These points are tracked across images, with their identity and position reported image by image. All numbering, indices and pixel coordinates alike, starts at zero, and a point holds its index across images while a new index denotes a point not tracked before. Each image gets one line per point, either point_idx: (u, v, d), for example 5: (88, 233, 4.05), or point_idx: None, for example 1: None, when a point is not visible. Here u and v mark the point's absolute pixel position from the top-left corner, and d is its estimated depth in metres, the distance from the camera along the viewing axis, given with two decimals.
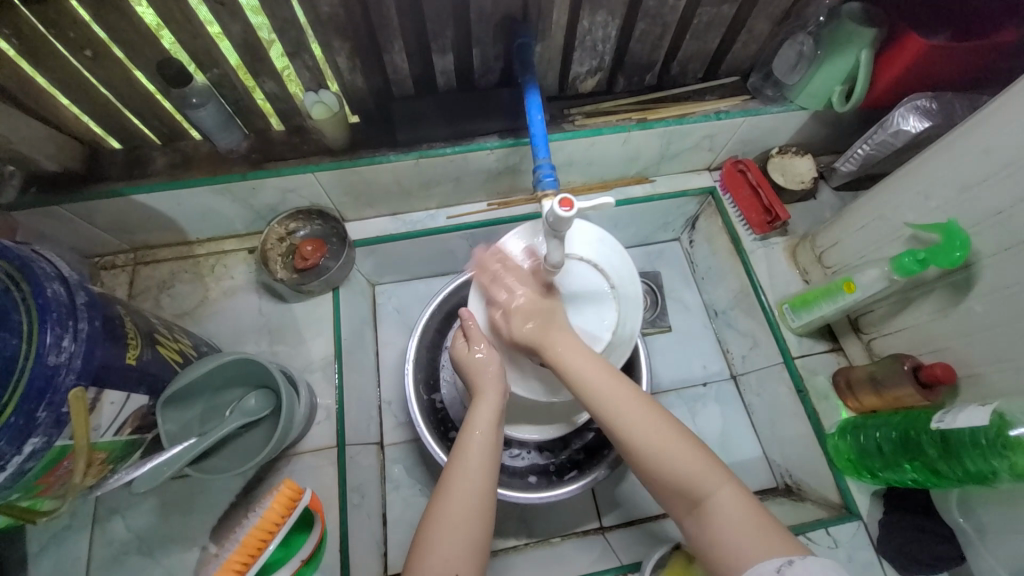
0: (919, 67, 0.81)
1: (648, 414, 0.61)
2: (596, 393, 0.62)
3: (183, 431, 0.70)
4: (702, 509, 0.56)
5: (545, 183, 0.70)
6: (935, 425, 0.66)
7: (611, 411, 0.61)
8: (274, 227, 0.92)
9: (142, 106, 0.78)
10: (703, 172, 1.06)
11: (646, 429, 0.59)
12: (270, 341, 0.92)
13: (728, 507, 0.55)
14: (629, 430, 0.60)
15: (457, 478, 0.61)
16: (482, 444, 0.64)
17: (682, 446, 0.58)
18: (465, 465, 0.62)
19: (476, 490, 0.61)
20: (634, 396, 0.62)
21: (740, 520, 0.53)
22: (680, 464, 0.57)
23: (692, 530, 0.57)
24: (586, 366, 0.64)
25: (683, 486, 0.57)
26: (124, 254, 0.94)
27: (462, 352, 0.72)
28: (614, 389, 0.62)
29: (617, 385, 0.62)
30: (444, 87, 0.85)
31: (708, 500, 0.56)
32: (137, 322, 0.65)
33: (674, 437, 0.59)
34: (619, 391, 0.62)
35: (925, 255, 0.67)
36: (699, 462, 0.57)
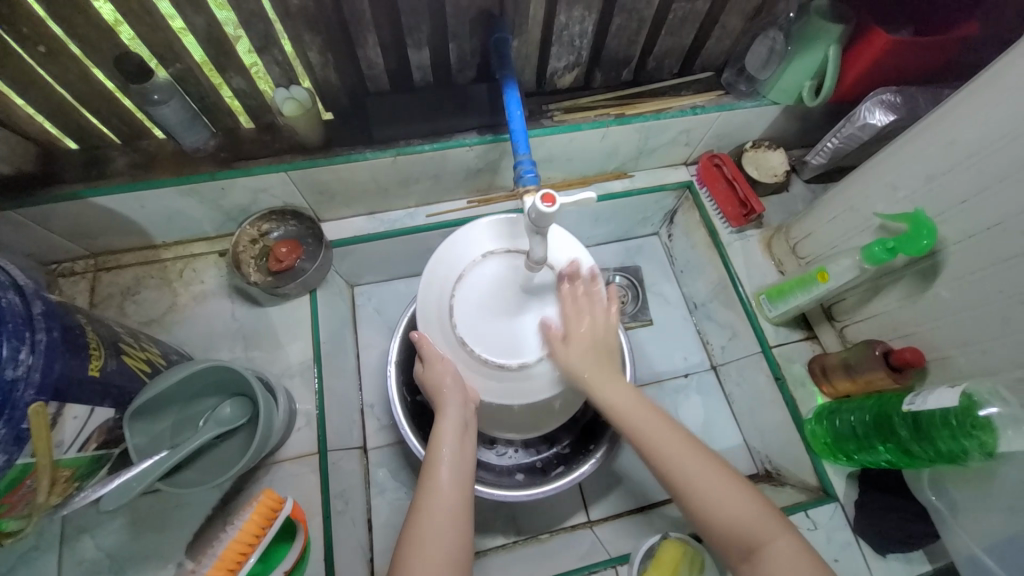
0: (884, 62, 0.84)
1: (704, 463, 0.61)
2: (652, 441, 0.63)
3: (152, 445, 0.67)
4: (757, 558, 0.56)
5: (526, 178, 0.69)
6: (906, 407, 0.69)
7: (663, 457, 0.62)
8: (246, 229, 0.89)
9: (99, 104, 0.73)
10: (680, 167, 1.07)
11: (706, 477, 0.60)
12: (244, 346, 0.89)
13: (787, 556, 0.55)
14: (684, 478, 0.60)
15: (433, 499, 0.61)
16: (455, 454, 0.65)
17: (738, 494, 0.59)
18: (437, 484, 0.63)
19: (449, 501, 0.62)
20: (694, 445, 0.63)
21: (798, 572, 0.53)
22: (734, 512, 0.58)
23: None
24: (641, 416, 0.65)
25: (739, 531, 0.57)
26: (83, 260, 0.89)
27: (420, 373, 0.70)
28: (672, 436, 0.63)
29: (674, 435, 0.63)
30: (421, 82, 0.84)
31: (765, 548, 0.56)
32: (100, 331, 0.61)
33: (730, 484, 0.60)
34: (675, 439, 0.63)
35: (894, 244, 0.69)
36: (754, 508, 0.58)
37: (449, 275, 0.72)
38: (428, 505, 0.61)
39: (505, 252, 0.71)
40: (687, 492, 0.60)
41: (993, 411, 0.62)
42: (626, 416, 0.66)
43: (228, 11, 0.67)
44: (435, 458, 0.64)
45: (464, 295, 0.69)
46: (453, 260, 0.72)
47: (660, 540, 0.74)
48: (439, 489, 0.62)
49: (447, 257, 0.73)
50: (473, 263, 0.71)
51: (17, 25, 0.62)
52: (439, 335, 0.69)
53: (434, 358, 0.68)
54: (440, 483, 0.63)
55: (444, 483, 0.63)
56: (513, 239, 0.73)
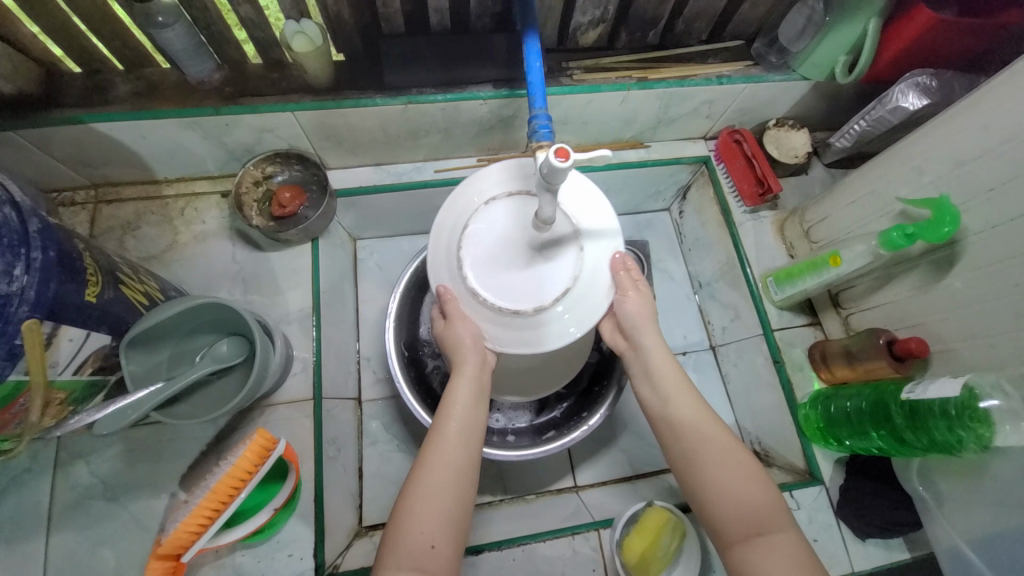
0: (924, 40, 0.79)
1: (725, 445, 0.62)
2: (674, 414, 0.65)
3: (149, 374, 0.68)
4: (756, 542, 0.56)
5: (540, 134, 0.66)
6: (905, 395, 0.69)
7: (682, 434, 0.64)
8: (249, 170, 0.87)
9: (102, 24, 0.70)
10: (698, 141, 1.04)
11: (721, 458, 0.61)
12: (244, 290, 0.88)
13: (787, 546, 0.55)
14: (708, 462, 0.61)
15: (437, 454, 0.61)
16: (468, 413, 0.65)
17: (755, 481, 0.60)
18: (443, 443, 0.62)
19: (457, 462, 0.61)
20: (718, 424, 0.64)
21: (791, 564, 0.54)
22: (742, 494, 0.59)
23: (734, 557, 0.57)
24: (674, 391, 0.66)
25: (749, 515, 0.58)
26: (84, 191, 0.88)
27: (441, 333, 0.67)
28: (696, 413, 0.64)
29: (699, 413, 0.64)
30: (438, 27, 0.80)
31: (769, 535, 0.56)
32: (98, 258, 0.60)
33: (746, 470, 0.60)
34: (695, 414, 0.64)
35: (914, 229, 0.67)
36: (761, 492, 0.59)
37: (452, 224, 0.65)
38: (435, 464, 0.60)
39: (507, 197, 0.64)
40: (696, 470, 0.62)
41: (994, 403, 0.61)
42: (662, 381, 0.67)
43: None
44: (444, 416, 0.64)
45: (468, 242, 0.63)
46: (457, 211, 0.65)
47: (646, 506, 0.76)
48: (448, 446, 0.62)
49: (452, 209, 0.65)
50: (478, 209, 0.64)
51: None
52: (452, 287, 0.63)
53: (455, 315, 0.64)
54: (449, 439, 0.62)
55: (454, 440, 0.62)
56: (522, 181, 0.65)
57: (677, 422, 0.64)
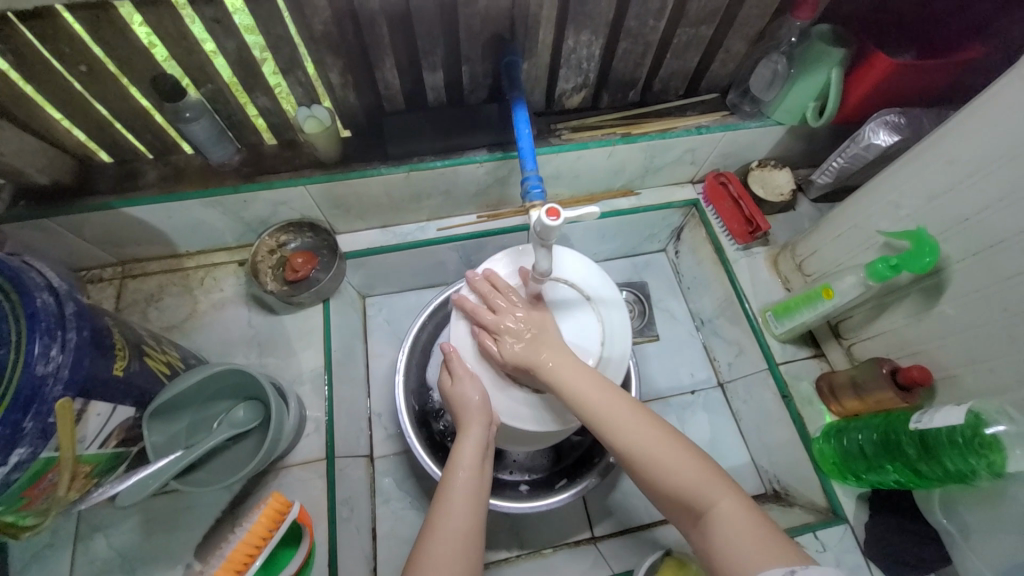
0: (886, 83, 0.85)
1: (628, 412, 0.63)
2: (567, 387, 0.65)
3: (169, 444, 0.70)
4: (705, 520, 0.55)
5: (532, 194, 0.71)
6: (913, 425, 0.68)
7: (593, 410, 0.64)
8: (265, 240, 0.93)
9: (135, 121, 0.78)
10: (686, 185, 1.09)
11: (626, 426, 0.62)
12: (259, 353, 0.92)
13: (730, 518, 0.54)
14: (630, 444, 0.61)
15: (439, 517, 0.62)
16: (470, 470, 0.66)
17: (681, 454, 0.60)
18: (447, 504, 0.63)
19: (463, 525, 0.62)
20: (612, 393, 0.65)
21: (739, 531, 0.52)
22: (672, 472, 0.58)
23: (696, 542, 0.56)
24: (567, 367, 0.67)
25: (685, 493, 0.57)
26: (111, 268, 0.94)
27: (448, 388, 0.73)
28: (598, 387, 0.65)
29: (600, 385, 0.65)
30: (434, 102, 0.87)
31: (711, 510, 0.55)
32: (125, 333, 0.64)
33: (659, 438, 0.61)
34: (597, 390, 0.65)
35: (897, 261, 0.69)
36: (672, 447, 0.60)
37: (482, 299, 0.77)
38: (439, 528, 0.61)
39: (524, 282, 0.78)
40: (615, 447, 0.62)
41: (1000, 428, 0.61)
42: (562, 372, 0.66)
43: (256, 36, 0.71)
44: (452, 475, 0.66)
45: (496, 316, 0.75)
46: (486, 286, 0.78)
47: (664, 556, 0.74)
48: (454, 507, 0.63)
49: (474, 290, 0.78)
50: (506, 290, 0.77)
51: (62, 47, 0.66)
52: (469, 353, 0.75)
53: (463, 374, 0.72)
54: (453, 498, 0.64)
55: (459, 501, 0.64)
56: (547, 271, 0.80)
57: (589, 412, 0.64)
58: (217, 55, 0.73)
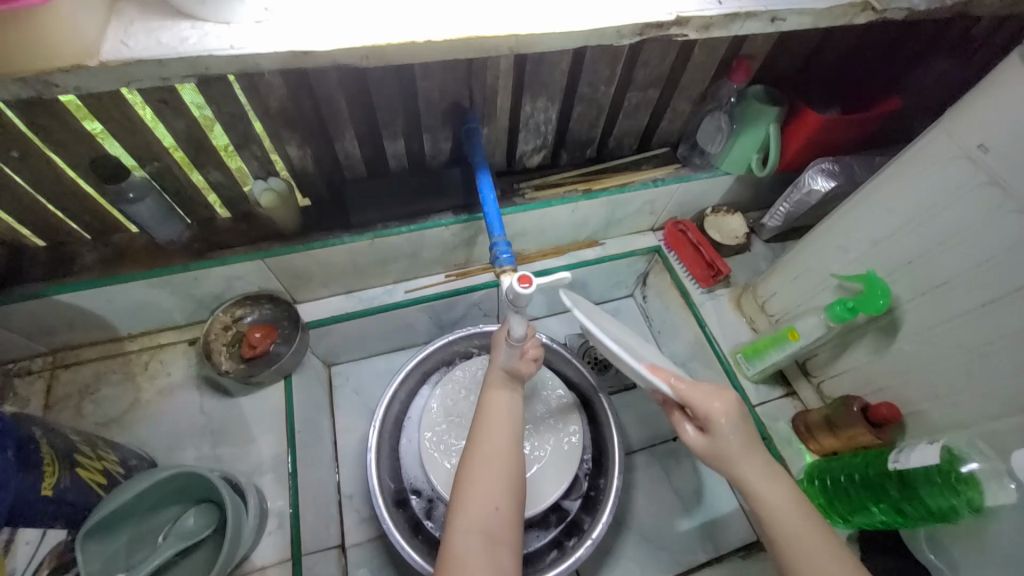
0: (819, 136, 0.92)
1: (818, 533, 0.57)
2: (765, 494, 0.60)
3: (106, 568, 0.61)
4: None
5: (502, 260, 0.70)
6: (892, 465, 0.69)
7: (768, 520, 0.59)
8: (218, 316, 0.87)
9: (73, 203, 0.73)
10: (647, 233, 1.12)
11: (824, 559, 0.55)
12: (213, 442, 0.84)
13: None
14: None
15: (480, 446, 0.63)
16: (512, 400, 0.69)
17: None
18: (488, 436, 0.64)
19: (501, 450, 0.63)
20: (815, 515, 0.59)
21: None
22: None
23: None
24: (761, 475, 0.61)
25: None
26: (40, 358, 0.85)
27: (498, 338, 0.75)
28: (789, 506, 0.59)
29: (796, 505, 0.59)
30: (396, 168, 0.87)
31: None
32: (55, 443, 0.57)
33: (824, 539, 0.57)
34: (783, 502, 0.59)
35: (853, 302, 0.73)
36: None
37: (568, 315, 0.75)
38: (477, 459, 0.62)
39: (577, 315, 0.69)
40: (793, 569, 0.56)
41: (974, 466, 0.63)
42: (755, 476, 0.61)
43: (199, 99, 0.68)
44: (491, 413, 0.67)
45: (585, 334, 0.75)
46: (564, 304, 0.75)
47: None
48: (495, 436, 0.64)
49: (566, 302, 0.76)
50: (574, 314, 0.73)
51: None
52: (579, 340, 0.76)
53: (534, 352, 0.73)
54: (492, 441, 0.63)
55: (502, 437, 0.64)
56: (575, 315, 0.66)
57: (773, 523, 0.58)
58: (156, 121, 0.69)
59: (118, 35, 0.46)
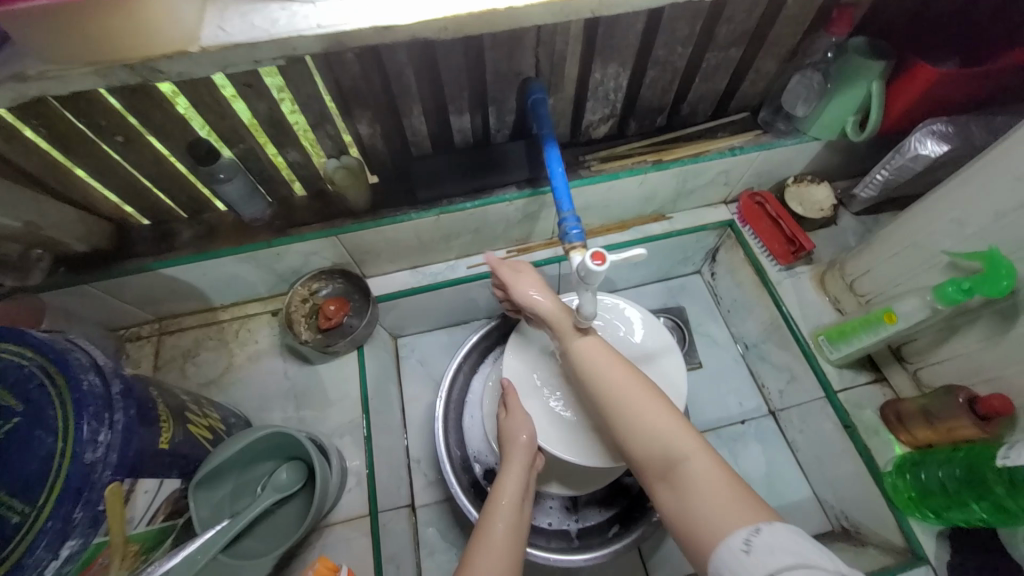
0: (931, 93, 0.80)
1: (654, 411, 0.59)
2: (602, 385, 0.63)
3: (216, 513, 0.68)
4: (678, 479, 0.54)
5: (571, 236, 0.69)
6: (1000, 462, 0.61)
7: (593, 377, 0.65)
8: (297, 289, 0.92)
9: (170, 184, 0.79)
10: (720, 206, 1.05)
11: (645, 409, 0.60)
12: (296, 405, 0.91)
13: (703, 479, 0.52)
14: (631, 416, 0.60)
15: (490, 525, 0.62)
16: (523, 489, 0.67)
17: (672, 426, 0.57)
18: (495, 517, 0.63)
19: (505, 534, 0.61)
20: (627, 364, 0.65)
21: (714, 492, 0.50)
22: (660, 438, 0.57)
23: (667, 504, 0.54)
24: (589, 348, 0.67)
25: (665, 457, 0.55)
26: (148, 325, 0.94)
27: (503, 422, 0.76)
28: (613, 364, 0.65)
29: (620, 364, 0.65)
30: (461, 143, 0.86)
31: (688, 472, 0.53)
32: (169, 402, 0.63)
33: (642, 390, 0.61)
34: (608, 361, 0.65)
35: (970, 284, 0.65)
36: (700, 446, 0.55)
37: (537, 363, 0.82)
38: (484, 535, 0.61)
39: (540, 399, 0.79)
40: (620, 417, 0.60)
41: None
42: (587, 350, 0.67)
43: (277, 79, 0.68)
44: (493, 516, 0.63)
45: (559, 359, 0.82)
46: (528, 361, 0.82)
47: None
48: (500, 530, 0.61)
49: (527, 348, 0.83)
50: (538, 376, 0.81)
51: (99, 121, 0.66)
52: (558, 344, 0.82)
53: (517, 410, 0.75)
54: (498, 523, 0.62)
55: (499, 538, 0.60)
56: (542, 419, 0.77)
57: (595, 380, 0.64)
58: (235, 96, 0.70)
59: (216, 20, 0.48)
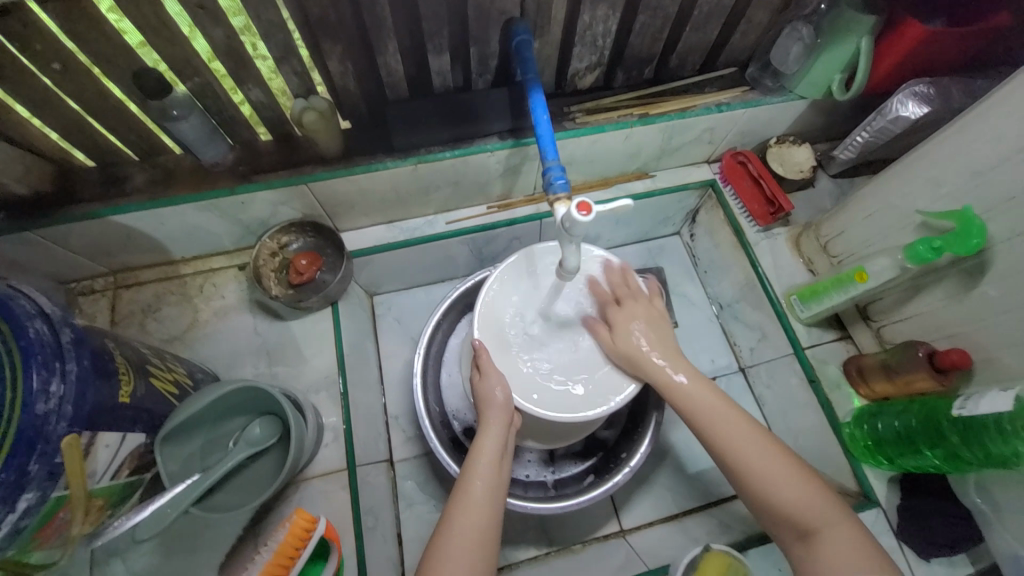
0: (917, 51, 0.80)
1: (776, 461, 0.59)
2: (711, 422, 0.63)
3: (184, 470, 0.66)
4: (813, 539, 0.55)
5: (556, 186, 0.66)
6: (956, 413, 0.67)
7: (700, 421, 0.64)
8: (266, 242, 0.87)
9: (117, 121, 0.72)
10: (702, 165, 1.04)
11: (767, 463, 0.59)
12: (268, 361, 0.88)
13: (841, 544, 0.54)
14: (733, 454, 0.61)
15: (471, 490, 0.62)
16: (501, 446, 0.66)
17: (800, 482, 0.58)
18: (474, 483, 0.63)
19: (484, 500, 0.62)
20: (734, 408, 0.64)
21: (856, 560, 0.52)
22: (780, 489, 0.58)
23: (799, 558, 0.56)
24: (696, 395, 0.65)
25: (794, 515, 0.57)
26: (102, 278, 0.88)
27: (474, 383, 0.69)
28: (717, 407, 0.64)
29: (725, 407, 0.64)
30: (440, 88, 0.81)
31: (823, 533, 0.55)
32: (128, 354, 0.60)
33: (761, 441, 0.61)
34: (713, 407, 0.64)
35: (940, 242, 0.66)
36: (826, 504, 0.57)
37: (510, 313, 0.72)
38: (460, 505, 0.61)
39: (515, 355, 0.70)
40: (738, 470, 0.60)
41: None
42: (689, 395, 0.65)
43: (244, 18, 0.64)
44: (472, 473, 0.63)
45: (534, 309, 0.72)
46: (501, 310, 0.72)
47: (704, 550, 0.72)
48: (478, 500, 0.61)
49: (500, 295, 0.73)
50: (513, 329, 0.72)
51: (27, 42, 0.58)
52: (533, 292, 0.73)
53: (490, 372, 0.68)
54: (474, 488, 0.62)
55: (477, 499, 0.61)
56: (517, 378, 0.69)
57: (704, 428, 0.63)
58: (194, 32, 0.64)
59: None
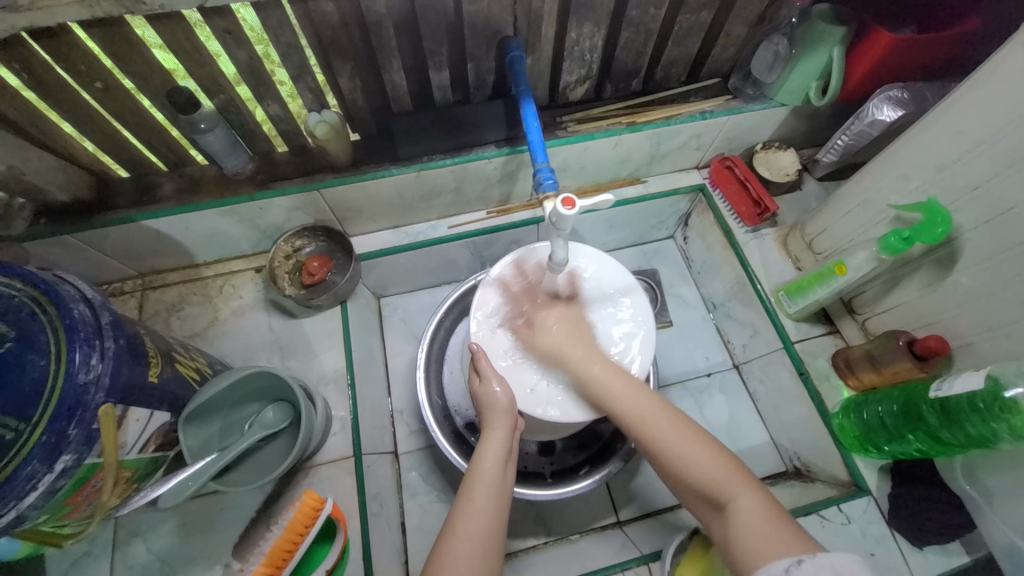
0: (886, 58, 0.85)
1: (681, 436, 0.63)
2: (618, 402, 0.66)
3: (204, 448, 0.71)
4: (726, 509, 0.57)
5: (545, 185, 0.72)
6: (933, 394, 0.69)
7: (612, 401, 0.67)
8: (281, 245, 0.94)
9: (150, 135, 0.79)
10: (692, 171, 1.09)
11: (674, 441, 0.62)
12: (281, 356, 0.93)
13: (752, 510, 0.55)
14: (649, 436, 0.64)
15: (476, 488, 0.64)
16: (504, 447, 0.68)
17: (702, 451, 0.61)
18: (479, 481, 0.65)
19: (489, 496, 0.64)
20: (643, 387, 0.68)
21: (762, 523, 0.54)
22: (691, 463, 0.60)
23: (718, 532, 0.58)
24: (608, 380, 0.68)
25: (707, 487, 0.59)
26: (132, 280, 0.96)
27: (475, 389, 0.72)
28: (629, 388, 0.67)
29: (635, 389, 0.67)
30: (441, 101, 0.88)
31: (732, 503, 0.57)
32: (156, 342, 0.66)
33: (665, 416, 0.64)
34: (626, 390, 0.67)
35: (910, 233, 0.70)
36: (730, 474, 0.59)
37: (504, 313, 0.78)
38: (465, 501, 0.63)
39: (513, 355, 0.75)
40: (649, 445, 0.64)
41: (1019, 391, 0.61)
42: (602, 382, 0.68)
43: (267, 45, 0.72)
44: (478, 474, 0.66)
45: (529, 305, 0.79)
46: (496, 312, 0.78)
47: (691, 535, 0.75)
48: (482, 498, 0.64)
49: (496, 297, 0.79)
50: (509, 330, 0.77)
51: (77, 65, 0.67)
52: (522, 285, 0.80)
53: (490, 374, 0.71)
54: (479, 480, 0.65)
55: (480, 502, 0.63)
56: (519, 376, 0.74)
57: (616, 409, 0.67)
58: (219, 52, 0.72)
59: None
